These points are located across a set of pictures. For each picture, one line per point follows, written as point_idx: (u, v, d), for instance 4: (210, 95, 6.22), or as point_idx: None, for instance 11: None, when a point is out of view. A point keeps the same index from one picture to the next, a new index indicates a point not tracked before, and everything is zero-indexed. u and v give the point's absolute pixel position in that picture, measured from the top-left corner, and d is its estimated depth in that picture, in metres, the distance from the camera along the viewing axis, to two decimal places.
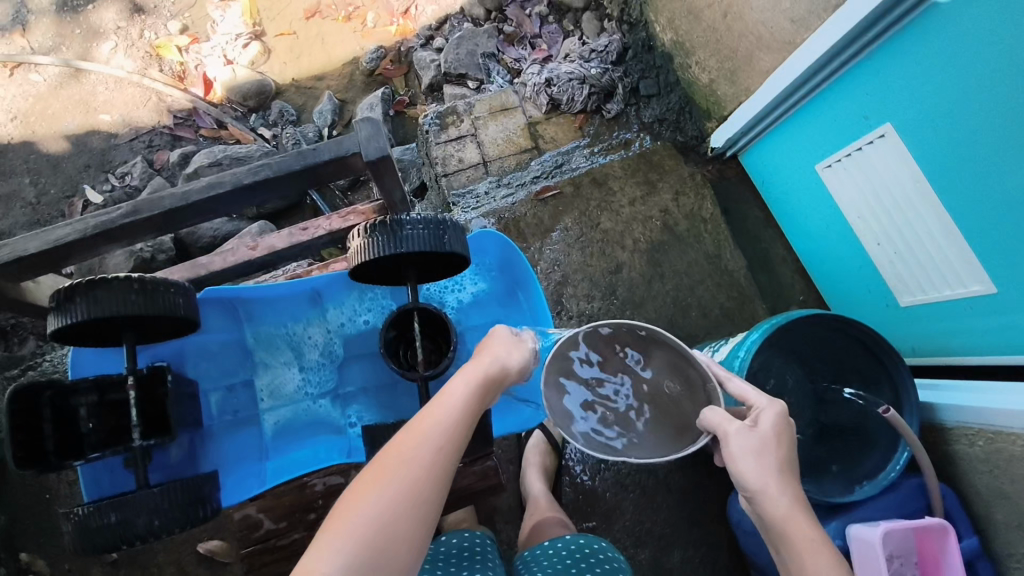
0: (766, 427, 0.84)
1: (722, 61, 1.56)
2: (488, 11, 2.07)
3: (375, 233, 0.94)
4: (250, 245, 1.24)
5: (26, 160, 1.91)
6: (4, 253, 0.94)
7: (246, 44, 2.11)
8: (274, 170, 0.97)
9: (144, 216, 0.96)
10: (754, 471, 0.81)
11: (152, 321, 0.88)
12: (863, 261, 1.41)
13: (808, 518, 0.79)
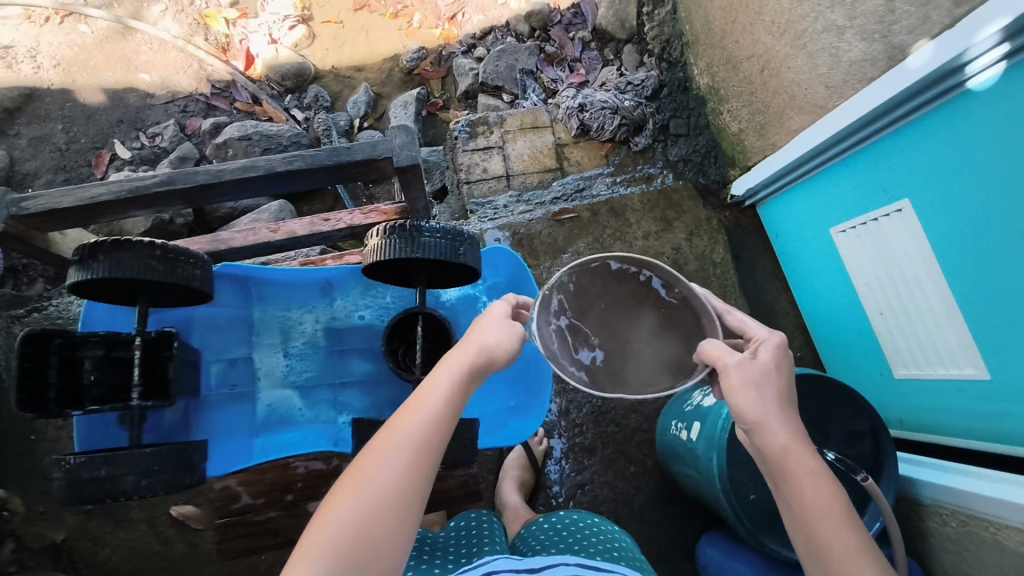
0: (767, 354, 0.80)
1: (754, 113, 1.60)
2: (532, 29, 2.11)
3: (393, 236, 0.96)
4: (272, 228, 1.24)
5: (62, 107, 1.94)
6: (40, 203, 0.97)
7: (293, 26, 2.14)
8: (305, 161, 1.00)
9: (176, 187, 0.98)
10: (759, 398, 0.76)
11: (167, 288, 0.90)
12: (864, 330, 1.43)
13: (808, 450, 0.75)
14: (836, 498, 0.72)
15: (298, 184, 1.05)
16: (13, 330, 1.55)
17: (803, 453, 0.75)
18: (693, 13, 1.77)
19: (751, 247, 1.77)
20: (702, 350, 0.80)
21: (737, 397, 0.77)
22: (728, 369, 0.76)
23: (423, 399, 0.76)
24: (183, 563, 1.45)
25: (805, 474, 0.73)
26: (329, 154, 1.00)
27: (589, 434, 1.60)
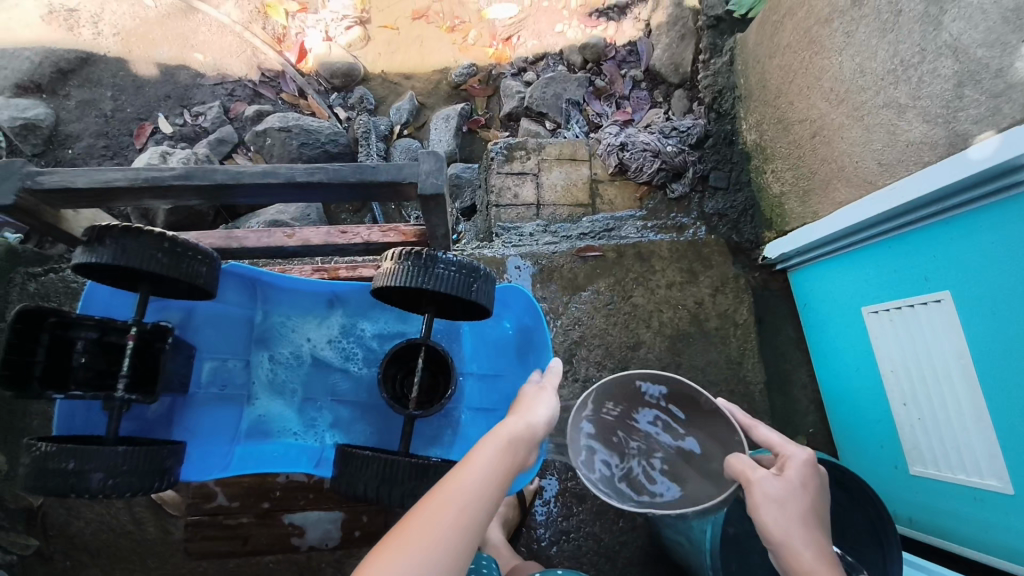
0: (793, 470, 0.86)
1: (798, 178, 1.55)
2: (585, 61, 2.10)
3: (406, 262, 0.94)
4: (285, 233, 1.20)
5: (113, 75, 1.95)
6: (54, 180, 0.95)
7: (349, 27, 2.18)
8: (329, 175, 0.97)
9: (192, 183, 0.95)
10: (781, 514, 0.82)
11: (169, 280, 0.89)
12: (883, 418, 1.36)
13: (835, 572, 0.79)
14: None
15: (318, 196, 1.02)
16: (26, 288, 1.55)
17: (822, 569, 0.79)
18: (749, 68, 1.74)
19: (776, 313, 1.71)
20: (734, 463, 0.89)
21: (763, 511, 0.83)
22: (754, 485, 0.84)
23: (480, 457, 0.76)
24: (152, 548, 1.43)
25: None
26: (353, 171, 0.97)
27: (581, 481, 1.55)
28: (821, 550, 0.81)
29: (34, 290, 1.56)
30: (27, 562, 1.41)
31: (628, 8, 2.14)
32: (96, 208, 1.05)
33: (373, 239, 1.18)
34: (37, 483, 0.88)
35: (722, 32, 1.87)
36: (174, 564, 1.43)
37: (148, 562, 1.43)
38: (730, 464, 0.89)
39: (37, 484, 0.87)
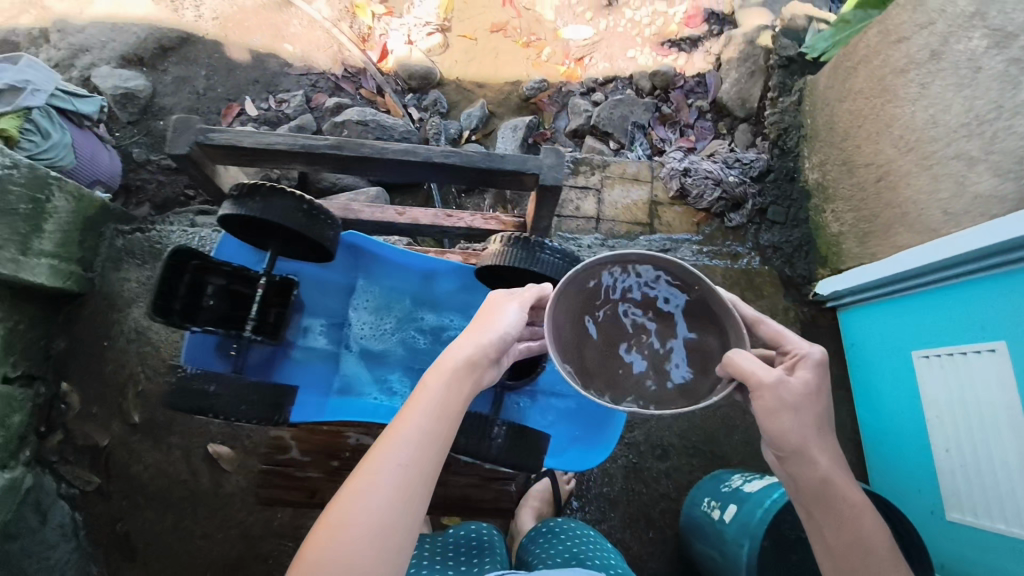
0: (808, 371, 0.79)
1: (858, 220, 1.59)
2: (654, 87, 2.17)
3: (514, 246, 1.01)
4: (398, 211, 1.31)
5: (209, 57, 2.07)
6: (224, 138, 1.08)
7: (430, 33, 2.28)
8: (459, 158, 1.09)
9: (341, 151, 1.07)
10: (810, 424, 0.77)
11: (298, 237, 1.01)
12: (924, 461, 1.39)
13: (845, 478, 0.77)
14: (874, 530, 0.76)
15: (448, 178, 1.14)
16: (114, 244, 1.66)
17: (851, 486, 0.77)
18: (817, 109, 1.79)
19: (821, 348, 1.75)
20: (739, 364, 0.74)
21: (781, 418, 0.76)
22: (769, 388, 0.74)
23: (398, 434, 0.74)
24: (203, 499, 1.54)
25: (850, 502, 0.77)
26: (481, 157, 1.08)
27: (616, 487, 1.60)
28: (839, 459, 0.78)
29: (121, 246, 1.66)
30: (88, 496, 1.54)
31: (700, 41, 2.22)
32: (245, 166, 1.18)
33: (477, 225, 1.30)
34: (173, 405, 0.99)
35: (792, 73, 1.93)
36: (222, 517, 1.53)
37: (199, 512, 1.53)
38: (730, 365, 0.74)
39: (176, 404, 0.99)
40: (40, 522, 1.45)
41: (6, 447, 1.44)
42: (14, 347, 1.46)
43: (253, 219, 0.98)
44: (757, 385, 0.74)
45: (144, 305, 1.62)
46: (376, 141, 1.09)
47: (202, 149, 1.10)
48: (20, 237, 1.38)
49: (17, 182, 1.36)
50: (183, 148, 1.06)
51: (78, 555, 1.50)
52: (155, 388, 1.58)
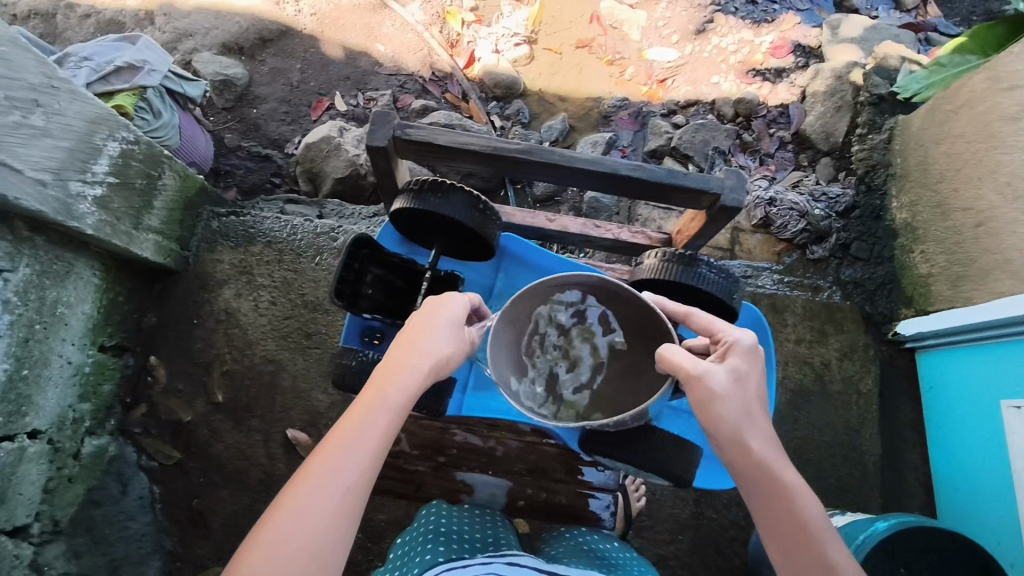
0: (738, 357, 0.85)
1: (951, 262, 1.59)
2: (736, 114, 2.16)
3: (678, 262, 1.10)
4: (547, 218, 1.34)
5: (306, 50, 2.16)
6: (419, 135, 1.07)
7: (518, 44, 2.31)
8: (648, 174, 1.06)
9: (534, 159, 1.05)
10: (741, 409, 0.82)
11: (470, 230, 1.11)
12: (1005, 512, 1.37)
13: (780, 462, 0.81)
14: (814, 516, 0.79)
15: (623, 191, 1.12)
16: (210, 225, 1.68)
17: (787, 471, 0.81)
18: (909, 149, 1.77)
19: (898, 389, 1.73)
20: (671, 358, 0.82)
21: (716, 406, 0.81)
22: (698, 378, 0.81)
23: (337, 461, 0.72)
24: (278, 483, 1.56)
25: (792, 490, 0.80)
26: (669, 173, 1.06)
27: (686, 510, 1.60)
28: (772, 440, 0.83)
29: (215, 228, 1.68)
30: (167, 471, 1.57)
31: (785, 72, 2.21)
32: (423, 163, 1.17)
33: (624, 238, 1.32)
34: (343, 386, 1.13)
35: (881, 111, 1.92)
36: None
37: (272, 495, 1.56)
38: (669, 360, 0.82)
39: (349, 385, 1.12)
40: (121, 491, 1.50)
41: (95, 416, 1.48)
42: (110, 319, 1.48)
43: (432, 215, 1.09)
44: (688, 376, 0.82)
45: (235, 287, 1.65)
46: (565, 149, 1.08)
47: (395, 143, 1.08)
48: (135, 211, 1.39)
49: (136, 157, 1.37)
50: (382, 140, 1.05)
51: (153, 527, 1.54)
52: (240, 371, 1.61)
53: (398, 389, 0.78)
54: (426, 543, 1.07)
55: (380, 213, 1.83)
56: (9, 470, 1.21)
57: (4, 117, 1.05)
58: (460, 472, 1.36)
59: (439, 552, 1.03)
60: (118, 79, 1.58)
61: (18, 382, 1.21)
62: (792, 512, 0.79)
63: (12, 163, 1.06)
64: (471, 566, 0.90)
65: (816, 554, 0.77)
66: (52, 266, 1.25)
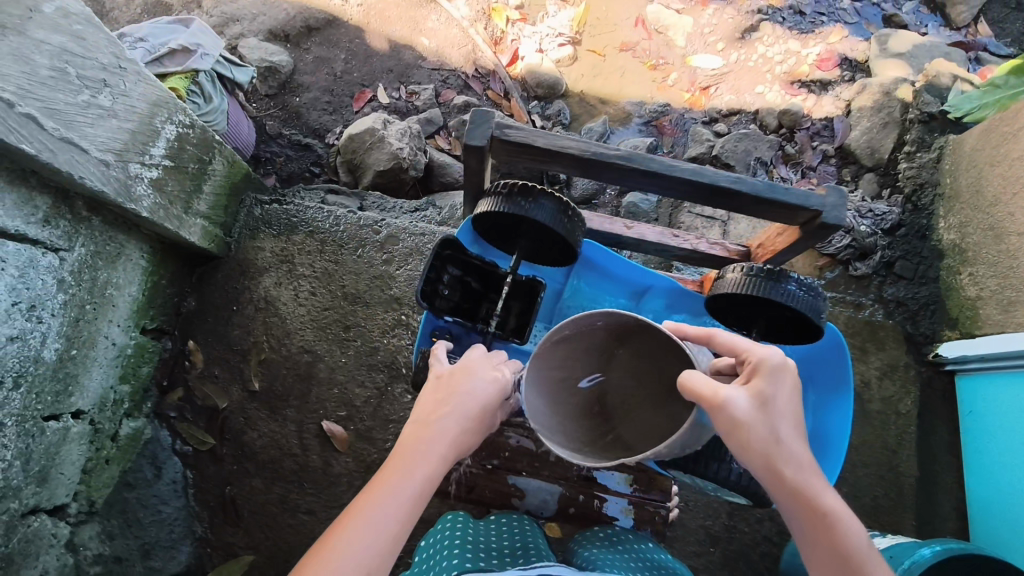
0: (763, 380, 0.81)
1: (1002, 287, 1.57)
2: (780, 125, 2.14)
3: (759, 277, 1.10)
4: (625, 225, 1.35)
5: (351, 41, 2.16)
6: (518, 136, 1.04)
7: (562, 44, 2.30)
8: (748, 187, 1.02)
9: (634, 166, 1.02)
10: (767, 435, 0.79)
11: (552, 235, 1.12)
12: None
13: (813, 481, 0.79)
14: (848, 533, 0.78)
15: (717, 203, 1.08)
16: (253, 212, 1.68)
17: (820, 494, 0.79)
18: (960, 169, 1.75)
19: (937, 411, 1.69)
20: (692, 386, 0.79)
21: (742, 434, 0.78)
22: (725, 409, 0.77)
23: (387, 495, 0.77)
24: (311, 474, 1.53)
25: (825, 512, 0.78)
26: (770, 188, 1.02)
27: (719, 523, 1.54)
28: (804, 460, 0.80)
29: (258, 215, 1.68)
30: (200, 456, 1.54)
31: (830, 85, 2.19)
32: (514, 163, 1.13)
33: (701, 248, 1.31)
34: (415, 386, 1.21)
35: (931, 130, 1.90)
36: (327, 496, 1.52)
37: (304, 487, 1.52)
38: (692, 391, 0.79)
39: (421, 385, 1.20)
40: (155, 475, 1.48)
41: (133, 398, 1.48)
42: (154, 301, 1.49)
43: (514, 219, 1.10)
44: (715, 406, 0.78)
45: (275, 276, 1.64)
46: (664, 157, 1.04)
47: (492, 143, 1.05)
48: (186, 194, 1.43)
49: (191, 141, 1.40)
50: (481, 140, 1.02)
51: (185, 513, 1.50)
52: (277, 360, 1.59)
53: (443, 429, 0.83)
54: (448, 547, 1.07)
55: (422, 207, 1.82)
56: (53, 450, 1.23)
57: (75, 98, 1.11)
58: (514, 476, 1.34)
59: (465, 557, 1.03)
60: (172, 61, 1.58)
61: (67, 363, 1.23)
62: (827, 536, 0.77)
63: (80, 143, 1.11)
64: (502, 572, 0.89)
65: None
66: (105, 246, 1.28)
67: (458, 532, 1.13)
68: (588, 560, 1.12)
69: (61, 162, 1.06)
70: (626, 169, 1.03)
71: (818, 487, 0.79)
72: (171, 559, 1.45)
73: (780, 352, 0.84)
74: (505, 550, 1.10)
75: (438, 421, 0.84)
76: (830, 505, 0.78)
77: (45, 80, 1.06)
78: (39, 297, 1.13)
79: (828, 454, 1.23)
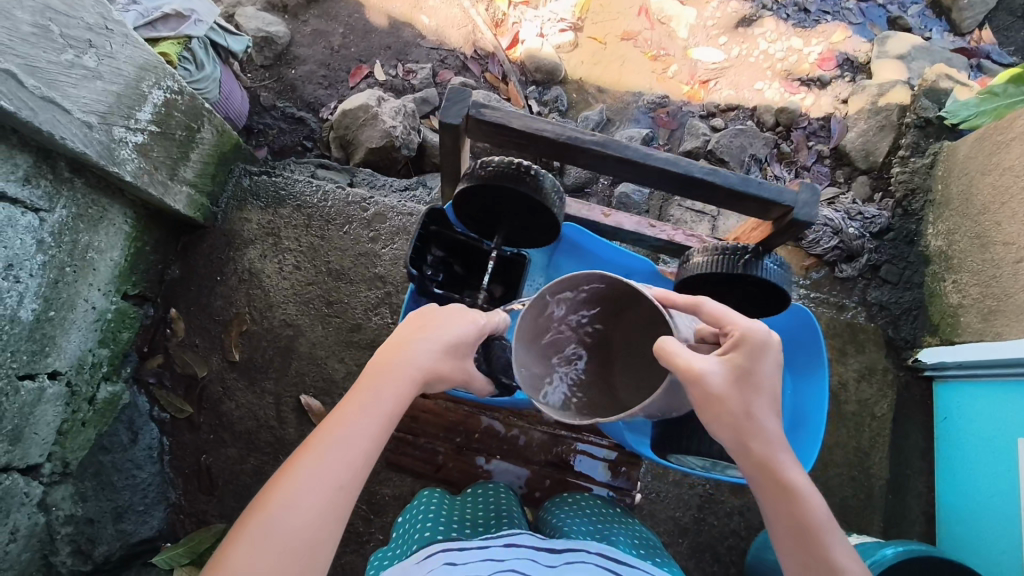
0: (745, 352, 0.84)
1: (984, 296, 1.58)
2: (777, 123, 2.13)
3: (725, 253, 1.10)
4: (601, 212, 1.32)
5: (349, 16, 2.15)
6: (492, 115, 1.03)
7: (564, 29, 2.28)
8: (723, 180, 1.02)
9: (608, 152, 1.01)
10: (744, 411, 0.82)
11: (528, 202, 1.09)
12: (1006, 545, 1.35)
13: (784, 456, 0.82)
14: (817, 505, 0.80)
15: (693, 194, 1.08)
16: (241, 182, 1.67)
17: (799, 480, 0.81)
18: (952, 177, 1.75)
19: (914, 414, 1.70)
20: (672, 357, 0.80)
21: (718, 405, 0.81)
22: (705, 378, 0.79)
23: (336, 446, 0.74)
24: (287, 447, 1.53)
25: (805, 501, 0.80)
26: (742, 180, 1.01)
27: (688, 514, 1.55)
28: (775, 437, 0.83)
29: (246, 186, 1.67)
30: (177, 424, 1.55)
31: (829, 84, 2.17)
32: (488, 143, 1.12)
33: (678, 240, 1.28)
34: None
35: (927, 135, 1.89)
36: None
37: (280, 460, 1.53)
38: (665, 354, 0.80)
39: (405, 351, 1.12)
40: (131, 440, 1.48)
41: (112, 362, 1.48)
42: (136, 267, 1.49)
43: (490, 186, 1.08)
44: (695, 375, 0.79)
45: (260, 248, 1.64)
46: (639, 145, 1.03)
47: (467, 121, 1.04)
48: (172, 161, 1.42)
49: (179, 108, 1.39)
50: (457, 117, 1.01)
51: (159, 479, 1.51)
52: (259, 332, 1.59)
53: (405, 370, 0.81)
54: (423, 523, 1.07)
55: (411, 187, 1.81)
56: (28, 409, 1.23)
57: (58, 57, 1.10)
58: (484, 459, 1.37)
59: (437, 530, 1.04)
60: (164, 25, 1.57)
61: (44, 324, 1.23)
62: (808, 528, 0.79)
63: (62, 103, 1.11)
64: (468, 546, 0.91)
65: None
66: (88, 209, 1.28)
67: (438, 504, 1.14)
68: (559, 520, 1.13)
69: (41, 121, 1.06)
70: (601, 155, 1.02)
71: (800, 478, 0.81)
72: (143, 523, 1.45)
73: (765, 327, 0.86)
74: (483, 519, 1.11)
75: (403, 361, 0.82)
76: (811, 496, 0.80)
77: (26, 37, 1.05)
78: (16, 257, 1.13)
79: (806, 424, 1.20)
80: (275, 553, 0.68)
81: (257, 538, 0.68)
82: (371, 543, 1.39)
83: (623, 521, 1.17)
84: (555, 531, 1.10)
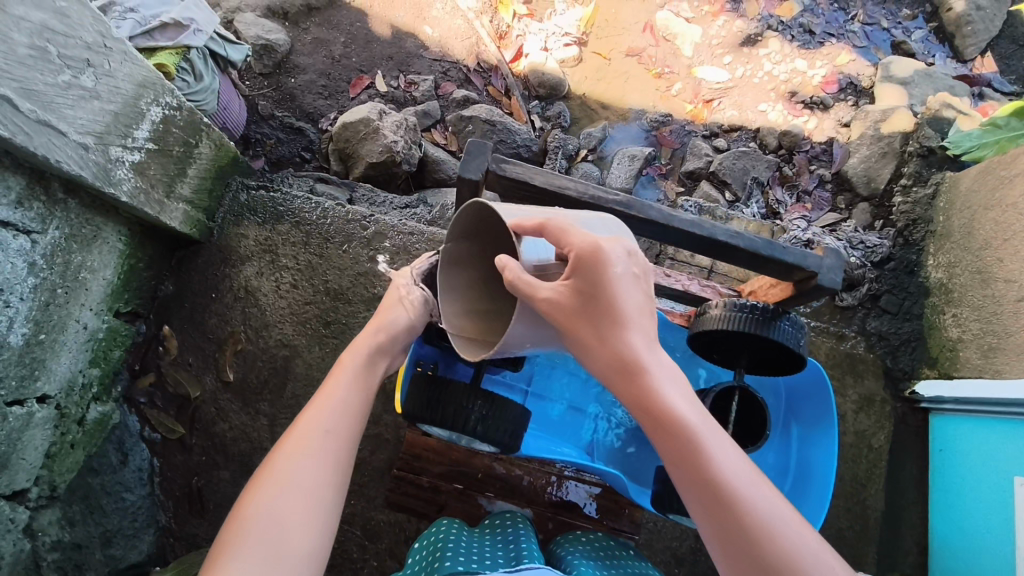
0: (583, 272, 0.74)
1: (983, 332, 1.58)
2: (779, 145, 2.12)
3: (743, 312, 1.07)
4: None
5: (351, 24, 2.12)
6: (516, 172, 1.02)
7: (568, 44, 2.27)
8: (746, 243, 1.02)
9: (631, 212, 1.00)
10: (598, 342, 0.74)
11: None
12: None
13: (659, 365, 0.74)
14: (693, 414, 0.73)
15: (713, 255, 1.07)
16: (238, 197, 1.63)
17: (671, 400, 0.73)
18: (955, 209, 1.73)
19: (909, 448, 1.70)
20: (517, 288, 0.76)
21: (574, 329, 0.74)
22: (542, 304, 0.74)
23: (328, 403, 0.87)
24: None
25: (677, 422, 0.71)
26: (767, 245, 1.02)
27: (685, 544, 1.52)
28: (648, 349, 0.75)
29: (244, 201, 1.63)
30: (168, 445, 1.52)
31: (832, 107, 2.17)
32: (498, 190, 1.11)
33: (694, 289, 1.35)
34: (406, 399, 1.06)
35: (930, 164, 1.86)
36: None
37: None
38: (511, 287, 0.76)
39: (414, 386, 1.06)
40: (121, 462, 1.45)
41: (102, 382, 1.45)
42: (129, 284, 1.45)
43: None
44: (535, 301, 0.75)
45: (257, 266, 1.60)
46: (664, 206, 1.03)
47: (486, 175, 1.04)
48: (168, 179, 1.38)
49: (178, 124, 1.36)
50: (478, 173, 1.00)
51: (149, 501, 1.48)
52: (254, 352, 1.56)
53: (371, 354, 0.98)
54: (442, 548, 1.05)
55: (412, 204, 1.79)
56: (16, 436, 1.20)
57: (54, 79, 1.07)
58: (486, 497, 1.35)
59: (458, 556, 1.01)
60: (162, 34, 1.52)
61: (34, 347, 1.20)
62: (690, 452, 0.71)
63: (57, 125, 1.07)
64: None
65: (727, 496, 0.70)
66: (80, 229, 1.24)
67: (454, 536, 1.10)
68: (569, 552, 1.14)
69: (37, 145, 1.02)
70: (623, 215, 1.02)
71: (672, 394, 0.73)
72: (132, 547, 1.43)
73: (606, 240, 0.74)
74: (497, 552, 1.09)
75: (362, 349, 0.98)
76: (683, 411, 0.72)
77: (23, 60, 1.00)
78: (6, 281, 1.10)
79: (815, 480, 1.18)
80: (301, 492, 0.77)
81: (286, 479, 0.77)
82: (365, 571, 1.38)
83: (635, 565, 1.15)
84: (568, 563, 1.10)
